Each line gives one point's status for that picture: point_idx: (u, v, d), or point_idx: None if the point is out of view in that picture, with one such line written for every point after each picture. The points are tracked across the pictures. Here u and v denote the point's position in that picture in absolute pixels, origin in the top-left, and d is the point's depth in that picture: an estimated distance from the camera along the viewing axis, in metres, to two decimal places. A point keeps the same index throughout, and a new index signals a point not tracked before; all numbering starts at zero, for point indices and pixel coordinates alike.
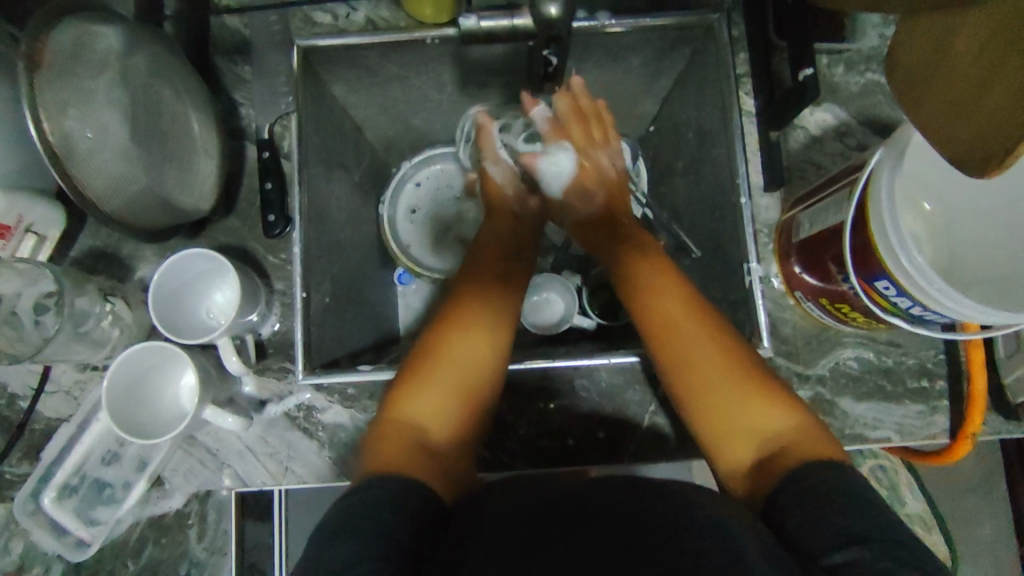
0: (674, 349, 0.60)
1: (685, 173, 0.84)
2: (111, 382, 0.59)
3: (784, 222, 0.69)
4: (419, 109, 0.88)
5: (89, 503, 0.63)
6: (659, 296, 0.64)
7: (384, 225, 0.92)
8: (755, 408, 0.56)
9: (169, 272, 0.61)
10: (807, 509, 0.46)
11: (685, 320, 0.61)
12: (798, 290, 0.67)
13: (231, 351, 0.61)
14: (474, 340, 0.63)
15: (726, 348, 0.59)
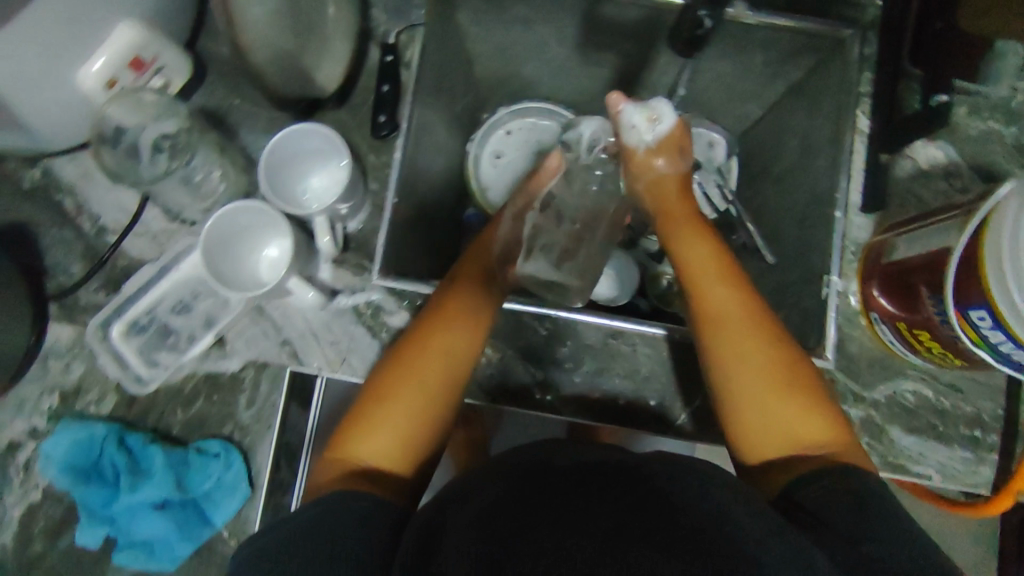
0: (724, 332, 0.57)
1: (778, 179, 0.84)
2: (210, 227, 0.62)
3: (874, 244, 0.69)
4: (531, 57, 0.88)
5: (151, 346, 0.64)
6: (704, 284, 0.60)
7: (469, 161, 0.93)
8: (791, 412, 0.54)
9: (288, 143, 0.63)
10: (828, 511, 0.45)
11: (734, 305, 0.58)
12: (874, 312, 0.67)
13: (324, 231, 0.64)
14: (425, 362, 0.57)
15: (767, 341, 0.56)
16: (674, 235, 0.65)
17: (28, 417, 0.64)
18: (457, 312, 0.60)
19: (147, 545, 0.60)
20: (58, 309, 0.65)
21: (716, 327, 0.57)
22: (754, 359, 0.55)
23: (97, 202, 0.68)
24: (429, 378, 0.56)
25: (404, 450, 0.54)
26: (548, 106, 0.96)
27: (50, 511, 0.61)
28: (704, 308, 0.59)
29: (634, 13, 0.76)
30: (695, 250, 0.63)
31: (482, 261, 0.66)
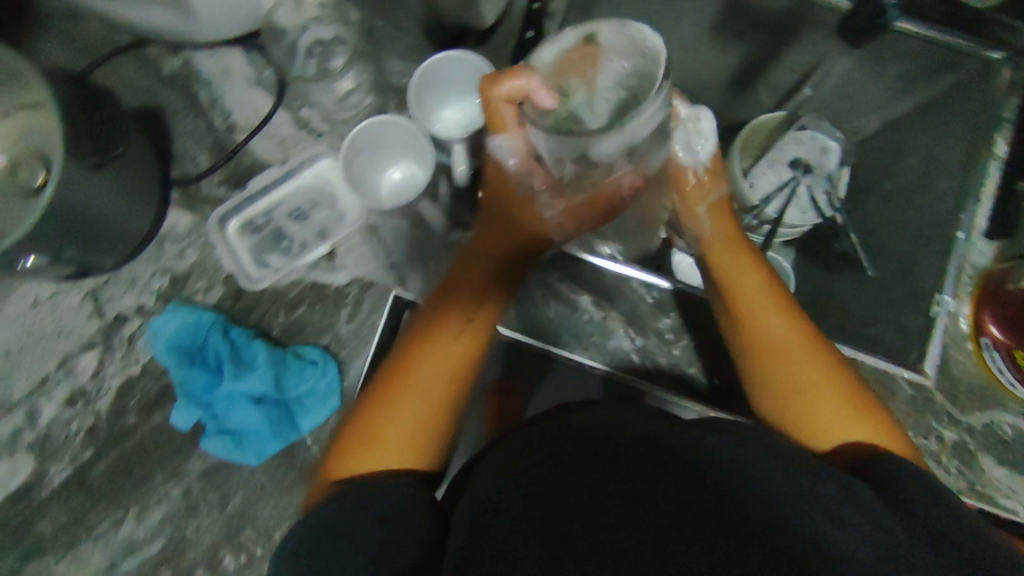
0: (761, 348, 0.53)
1: (888, 195, 0.83)
2: (355, 133, 0.64)
3: (993, 271, 0.69)
4: (659, 34, 0.87)
5: (264, 246, 0.66)
6: (742, 293, 0.55)
7: None
8: (845, 411, 0.49)
9: (435, 71, 0.64)
10: (930, 500, 0.38)
11: (779, 325, 0.53)
12: (986, 336, 0.66)
13: (462, 156, 0.63)
14: (447, 341, 0.51)
15: (805, 337, 0.52)
16: (720, 258, 0.58)
17: (137, 293, 0.65)
18: (476, 286, 0.55)
19: (235, 435, 0.61)
20: (180, 195, 0.67)
21: (744, 320, 0.54)
22: (801, 350, 0.52)
23: (231, 99, 0.69)
24: (426, 388, 0.49)
25: (421, 444, 0.48)
26: None
27: (147, 387, 0.63)
28: (750, 329, 0.54)
29: (782, 1, 0.75)
30: (742, 271, 0.56)
31: (519, 217, 0.55)
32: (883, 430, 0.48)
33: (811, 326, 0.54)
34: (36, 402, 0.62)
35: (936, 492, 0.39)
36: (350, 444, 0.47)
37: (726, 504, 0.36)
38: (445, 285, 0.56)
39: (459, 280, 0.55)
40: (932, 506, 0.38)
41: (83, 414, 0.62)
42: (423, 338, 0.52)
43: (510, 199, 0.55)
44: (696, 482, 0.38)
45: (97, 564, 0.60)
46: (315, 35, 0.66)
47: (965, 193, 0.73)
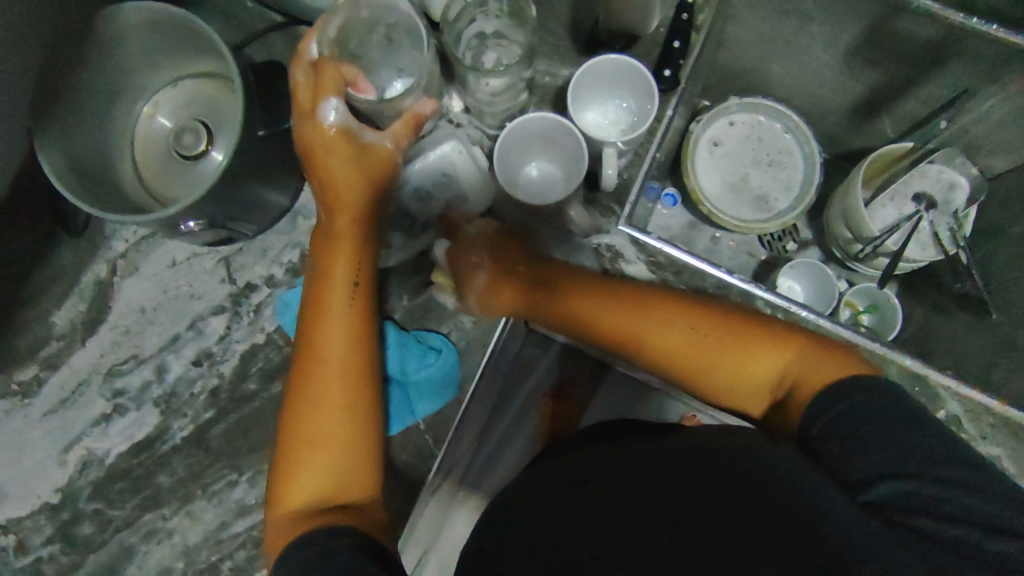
0: (655, 356, 0.59)
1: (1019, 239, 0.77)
2: (511, 129, 0.70)
3: None
4: (785, 56, 0.85)
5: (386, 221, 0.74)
6: (621, 325, 0.61)
7: (691, 141, 0.92)
8: (742, 351, 0.55)
9: (595, 69, 0.68)
10: (859, 437, 0.45)
11: (653, 334, 0.59)
12: None
13: (611, 163, 0.68)
14: (335, 323, 0.58)
15: (673, 327, 0.58)
16: (569, 294, 0.66)
17: (266, 265, 0.78)
18: (339, 270, 0.60)
19: None
20: None
21: (632, 347, 0.61)
22: (682, 332, 0.58)
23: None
24: (332, 389, 0.56)
25: (354, 470, 0.55)
26: (779, 110, 0.93)
27: None
28: (644, 351, 0.60)
29: (927, 34, 0.70)
30: (593, 310, 0.63)
31: (342, 176, 0.59)
32: (805, 350, 0.53)
33: (671, 298, 0.61)
34: (167, 357, 0.78)
35: (874, 424, 0.45)
36: (289, 456, 0.55)
37: (763, 496, 0.42)
38: (324, 295, 0.59)
39: (320, 285, 0.60)
40: (853, 447, 0.45)
41: (210, 373, 0.77)
42: (317, 352, 0.57)
43: (319, 168, 0.60)
44: (746, 494, 0.43)
45: (210, 519, 0.76)
46: (480, 29, 0.69)
47: None
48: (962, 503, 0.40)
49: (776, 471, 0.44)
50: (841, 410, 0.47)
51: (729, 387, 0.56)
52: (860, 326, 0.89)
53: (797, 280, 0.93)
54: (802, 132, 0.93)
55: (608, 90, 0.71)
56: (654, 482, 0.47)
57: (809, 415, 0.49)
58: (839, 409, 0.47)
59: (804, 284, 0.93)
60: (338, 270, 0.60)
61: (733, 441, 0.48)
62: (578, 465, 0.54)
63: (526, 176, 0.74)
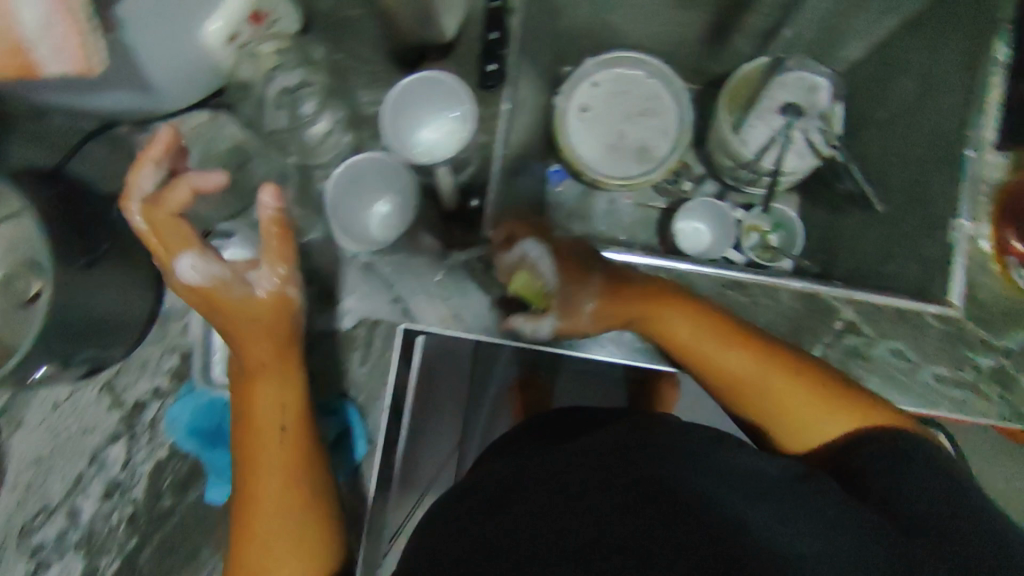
0: (741, 389, 0.58)
1: (887, 123, 0.79)
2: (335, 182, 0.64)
3: (1014, 183, 0.65)
4: (624, 4, 0.84)
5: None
6: (722, 362, 0.57)
7: (557, 115, 0.90)
8: (805, 400, 0.55)
9: (409, 90, 0.65)
10: (897, 476, 0.47)
11: (762, 376, 0.56)
12: (1010, 256, 0.64)
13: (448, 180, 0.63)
14: (268, 417, 0.54)
15: (797, 379, 0.56)
16: (622, 309, 0.59)
17: None
18: (287, 381, 0.55)
19: None
20: None
21: (716, 371, 0.58)
22: (738, 358, 0.57)
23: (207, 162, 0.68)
24: (274, 489, 0.53)
25: (315, 551, 0.53)
26: (636, 59, 0.91)
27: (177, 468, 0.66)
28: (721, 372, 0.58)
29: None
30: (705, 348, 0.57)
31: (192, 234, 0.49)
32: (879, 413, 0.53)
33: (762, 342, 0.57)
34: None
35: (914, 467, 0.47)
36: (243, 555, 0.52)
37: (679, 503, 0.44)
38: (254, 387, 0.54)
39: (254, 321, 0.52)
40: (893, 481, 0.47)
41: (120, 505, 0.64)
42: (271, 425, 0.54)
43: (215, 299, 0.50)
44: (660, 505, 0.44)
45: None
46: None
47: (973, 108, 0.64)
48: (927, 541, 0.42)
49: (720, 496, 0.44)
50: (881, 449, 0.49)
51: (774, 416, 0.57)
52: (770, 247, 0.90)
53: (704, 221, 0.91)
54: (664, 73, 0.91)
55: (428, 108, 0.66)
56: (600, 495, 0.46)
57: (865, 457, 0.50)
58: (873, 456, 0.49)
59: (710, 221, 0.91)
60: (266, 393, 0.54)
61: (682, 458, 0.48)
62: (517, 480, 0.52)
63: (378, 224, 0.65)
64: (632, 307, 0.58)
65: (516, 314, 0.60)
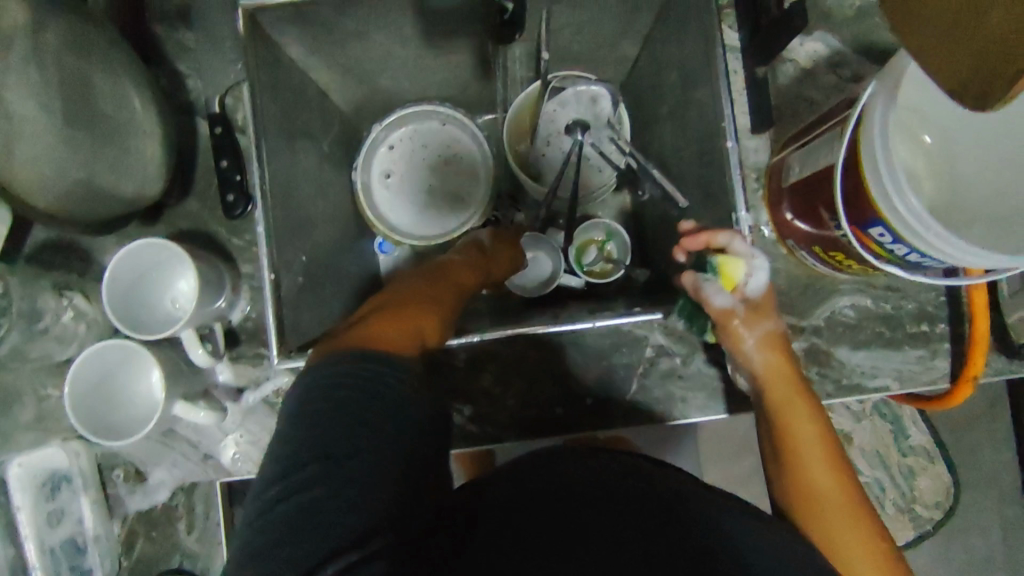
0: (804, 490, 0.51)
1: (669, 118, 0.76)
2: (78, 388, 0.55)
3: (774, 164, 0.64)
4: (386, 67, 0.81)
5: (48, 518, 0.60)
6: (813, 458, 0.52)
7: (358, 193, 0.87)
8: (870, 542, 0.49)
9: (123, 266, 0.57)
10: None
11: (836, 486, 0.50)
12: (790, 238, 0.63)
13: (196, 343, 0.57)
14: (452, 285, 0.58)
15: (860, 517, 0.49)
16: (783, 401, 0.54)
17: None
18: (475, 269, 0.64)
19: None
20: None
21: (804, 475, 0.51)
22: (821, 465, 0.51)
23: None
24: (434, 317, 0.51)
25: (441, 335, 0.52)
26: (422, 111, 0.88)
27: None
28: (798, 480, 0.51)
29: None
30: (800, 431, 0.52)
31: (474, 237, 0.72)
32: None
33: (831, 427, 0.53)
34: None
35: None
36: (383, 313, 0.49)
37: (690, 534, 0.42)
38: (445, 265, 0.61)
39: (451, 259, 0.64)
40: None
41: None
42: (446, 289, 0.57)
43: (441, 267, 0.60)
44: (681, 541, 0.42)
45: None
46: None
47: (719, 101, 0.63)
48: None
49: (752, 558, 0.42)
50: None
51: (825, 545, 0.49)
52: (609, 260, 0.83)
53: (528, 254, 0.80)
54: (455, 118, 0.89)
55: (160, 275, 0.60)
56: (638, 526, 0.42)
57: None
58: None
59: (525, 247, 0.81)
60: (465, 266, 0.63)
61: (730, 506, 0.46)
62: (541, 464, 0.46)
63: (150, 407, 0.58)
64: (783, 371, 0.55)
65: (707, 283, 0.57)
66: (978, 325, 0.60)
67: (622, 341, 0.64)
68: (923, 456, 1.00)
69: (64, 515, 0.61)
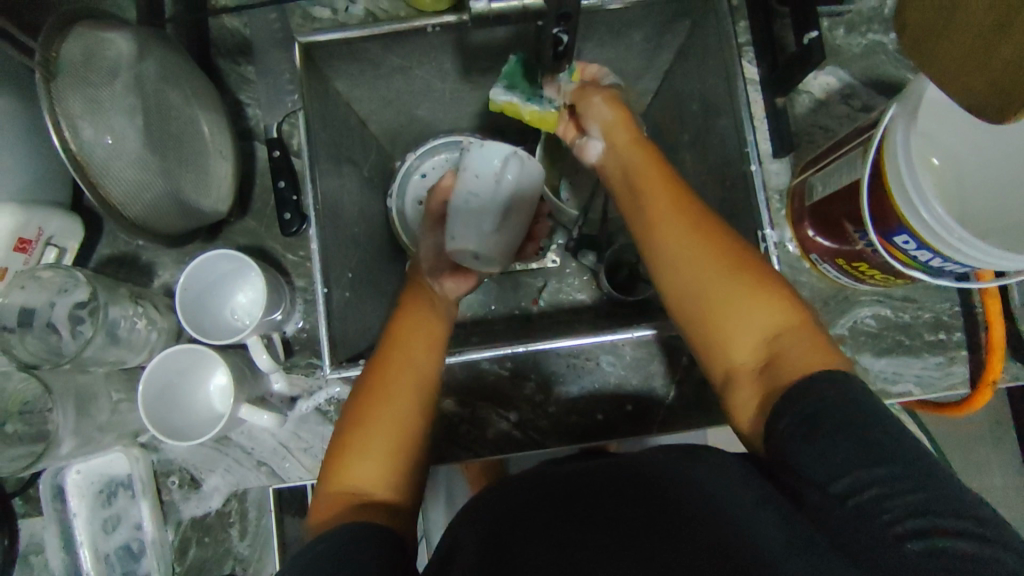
0: (652, 226, 0.54)
1: (691, 146, 0.81)
2: (147, 385, 0.59)
3: (795, 186, 0.69)
4: (423, 99, 0.86)
5: (104, 524, 0.63)
6: (678, 241, 0.52)
7: (393, 217, 0.90)
8: (731, 290, 0.49)
9: (195, 275, 0.61)
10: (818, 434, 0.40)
11: (702, 279, 0.50)
12: (814, 253, 0.68)
13: (261, 349, 0.61)
14: (411, 350, 0.55)
15: (702, 252, 0.51)
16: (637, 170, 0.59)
17: None
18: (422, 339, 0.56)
19: None
20: (24, 503, 0.64)
21: (666, 244, 0.53)
22: (664, 204, 0.54)
23: (14, 396, 0.62)
24: (394, 423, 0.50)
25: (403, 457, 0.50)
26: (454, 141, 0.93)
27: None
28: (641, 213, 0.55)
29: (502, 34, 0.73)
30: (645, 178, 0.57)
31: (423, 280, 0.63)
32: (800, 314, 0.48)
33: (751, 263, 0.50)
34: None
35: (831, 415, 0.40)
36: (343, 448, 0.50)
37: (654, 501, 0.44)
38: (388, 366, 0.53)
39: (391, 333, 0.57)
40: (817, 444, 0.40)
41: None
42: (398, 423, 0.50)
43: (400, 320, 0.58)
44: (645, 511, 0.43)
45: None
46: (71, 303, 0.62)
47: (742, 128, 0.68)
48: (917, 496, 0.37)
49: (736, 510, 0.41)
50: (795, 415, 0.41)
51: (688, 295, 0.51)
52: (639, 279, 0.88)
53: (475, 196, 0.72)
54: None
55: (223, 284, 0.65)
56: (600, 511, 0.45)
57: (772, 412, 0.43)
58: (785, 420, 0.42)
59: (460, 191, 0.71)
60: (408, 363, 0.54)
61: (700, 469, 0.45)
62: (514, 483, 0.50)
63: (212, 410, 0.63)
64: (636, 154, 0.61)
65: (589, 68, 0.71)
66: (994, 332, 0.64)
67: (659, 351, 0.67)
68: None
69: (119, 520, 0.63)
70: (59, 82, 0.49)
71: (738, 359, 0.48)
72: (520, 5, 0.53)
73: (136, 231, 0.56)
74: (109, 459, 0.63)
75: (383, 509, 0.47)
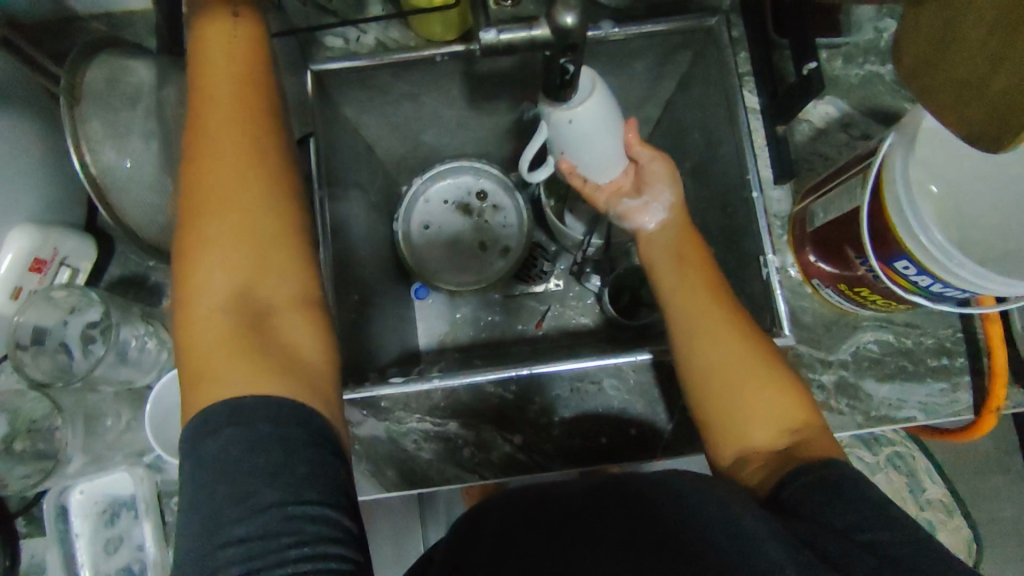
0: (687, 293, 0.60)
1: (693, 173, 0.83)
2: (157, 400, 0.60)
3: (797, 213, 0.70)
4: (429, 125, 0.88)
5: (105, 545, 0.63)
6: (720, 316, 0.58)
7: (399, 241, 0.91)
8: (761, 372, 0.55)
9: None
10: (836, 500, 0.44)
11: (728, 353, 0.56)
12: (815, 278, 0.68)
13: None
14: (220, 176, 0.48)
15: (741, 335, 0.57)
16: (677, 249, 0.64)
17: None
18: (234, 161, 0.49)
19: None
20: (26, 523, 0.63)
21: (699, 314, 0.58)
22: (701, 282, 0.61)
23: (23, 415, 0.64)
24: (243, 269, 0.47)
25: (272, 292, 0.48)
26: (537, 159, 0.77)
27: None
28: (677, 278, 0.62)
29: (509, 63, 0.75)
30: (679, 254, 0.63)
31: (244, 38, 0.52)
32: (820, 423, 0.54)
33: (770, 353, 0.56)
34: None
35: (846, 486, 0.45)
36: (203, 324, 0.46)
37: (660, 517, 0.44)
38: (201, 239, 0.47)
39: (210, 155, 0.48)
40: (830, 500, 0.45)
41: None
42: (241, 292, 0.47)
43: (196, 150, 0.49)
44: (650, 525, 0.44)
45: None
46: (84, 323, 0.62)
47: (744, 155, 0.69)
48: (907, 544, 0.41)
49: (747, 531, 0.41)
50: (811, 478, 0.46)
51: (720, 369, 0.56)
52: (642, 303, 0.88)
53: (665, 182, 0.66)
54: (489, 173, 0.94)
55: None
56: (607, 525, 0.45)
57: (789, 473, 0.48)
58: (800, 482, 0.47)
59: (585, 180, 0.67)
60: (231, 224, 0.47)
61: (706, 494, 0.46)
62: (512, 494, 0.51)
63: None
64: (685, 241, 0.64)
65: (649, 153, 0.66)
66: (996, 358, 0.64)
67: (664, 376, 0.68)
68: (941, 509, 1.00)
69: (122, 539, 0.63)
70: (81, 110, 0.53)
71: (759, 440, 0.53)
72: (528, 38, 0.54)
73: (152, 251, 0.59)
74: (113, 477, 0.63)
75: (286, 359, 0.46)
